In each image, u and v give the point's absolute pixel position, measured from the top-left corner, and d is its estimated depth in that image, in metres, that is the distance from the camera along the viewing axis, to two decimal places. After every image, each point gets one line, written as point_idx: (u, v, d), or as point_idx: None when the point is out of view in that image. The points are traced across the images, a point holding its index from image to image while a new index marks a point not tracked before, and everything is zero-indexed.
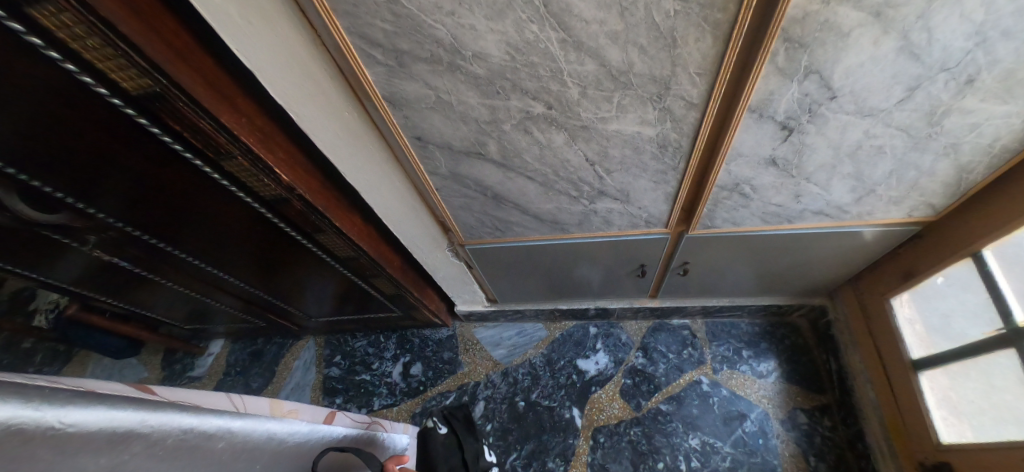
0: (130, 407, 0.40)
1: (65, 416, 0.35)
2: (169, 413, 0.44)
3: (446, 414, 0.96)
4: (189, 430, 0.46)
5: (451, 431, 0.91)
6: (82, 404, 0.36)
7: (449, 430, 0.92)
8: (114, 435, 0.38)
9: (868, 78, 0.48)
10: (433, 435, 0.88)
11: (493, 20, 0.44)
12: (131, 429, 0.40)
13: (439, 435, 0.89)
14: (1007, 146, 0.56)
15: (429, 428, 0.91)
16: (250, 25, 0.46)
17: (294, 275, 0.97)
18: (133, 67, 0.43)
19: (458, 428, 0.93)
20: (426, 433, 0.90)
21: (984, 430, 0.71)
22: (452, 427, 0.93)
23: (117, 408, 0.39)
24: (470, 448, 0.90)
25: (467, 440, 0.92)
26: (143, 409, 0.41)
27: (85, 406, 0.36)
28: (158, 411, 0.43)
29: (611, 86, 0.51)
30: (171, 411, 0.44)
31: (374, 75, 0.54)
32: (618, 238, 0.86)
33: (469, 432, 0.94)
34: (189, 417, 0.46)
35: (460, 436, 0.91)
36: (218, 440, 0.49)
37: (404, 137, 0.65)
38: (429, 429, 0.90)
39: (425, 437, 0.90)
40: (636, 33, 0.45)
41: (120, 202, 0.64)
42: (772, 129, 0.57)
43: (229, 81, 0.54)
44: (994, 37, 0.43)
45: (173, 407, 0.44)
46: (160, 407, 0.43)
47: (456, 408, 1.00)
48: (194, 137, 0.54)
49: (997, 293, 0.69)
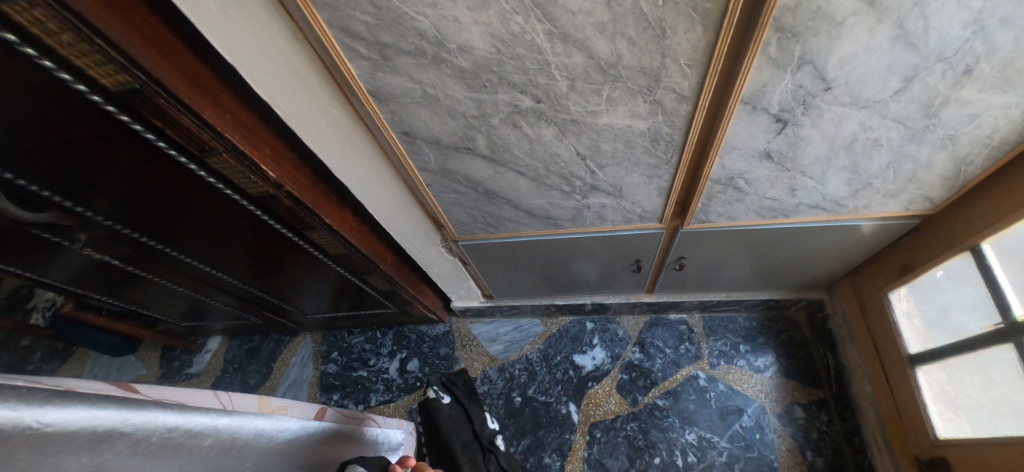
0: (111, 406, 0.40)
1: (43, 415, 0.33)
2: (151, 411, 0.43)
3: (445, 383, 0.95)
4: (174, 427, 0.45)
5: (455, 400, 0.91)
6: (61, 402, 0.35)
7: (452, 400, 0.91)
8: (96, 434, 0.38)
9: (863, 68, 0.47)
10: (438, 405, 0.88)
11: (477, 12, 0.43)
12: (114, 428, 0.39)
13: (444, 404, 0.89)
14: (1006, 137, 0.55)
15: (431, 400, 0.90)
16: (230, 19, 0.45)
17: (288, 272, 0.96)
18: (110, 63, 0.42)
19: (461, 395, 0.93)
20: (428, 404, 0.89)
21: (982, 425, 0.70)
22: (454, 396, 0.93)
23: (98, 407, 0.38)
24: (475, 413, 0.91)
25: (471, 406, 0.92)
26: (125, 408, 0.41)
27: (64, 404, 0.35)
28: (140, 409, 0.42)
29: (600, 79, 0.50)
30: (155, 409, 0.44)
31: (358, 69, 0.53)
32: (612, 233, 0.85)
33: (470, 395, 0.94)
34: (172, 415, 0.45)
35: (464, 403, 0.91)
36: (205, 438, 0.49)
37: (391, 133, 0.64)
38: (433, 399, 0.89)
39: (429, 408, 0.89)
40: (624, 24, 0.44)
41: (107, 200, 0.63)
42: (765, 122, 0.55)
43: (212, 76, 0.53)
44: (992, 25, 0.42)
45: (156, 405, 0.44)
46: (143, 405, 0.43)
47: (456, 376, 0.99)
48: (177, 134, 0.53)
49: (996, 287, 0.68)
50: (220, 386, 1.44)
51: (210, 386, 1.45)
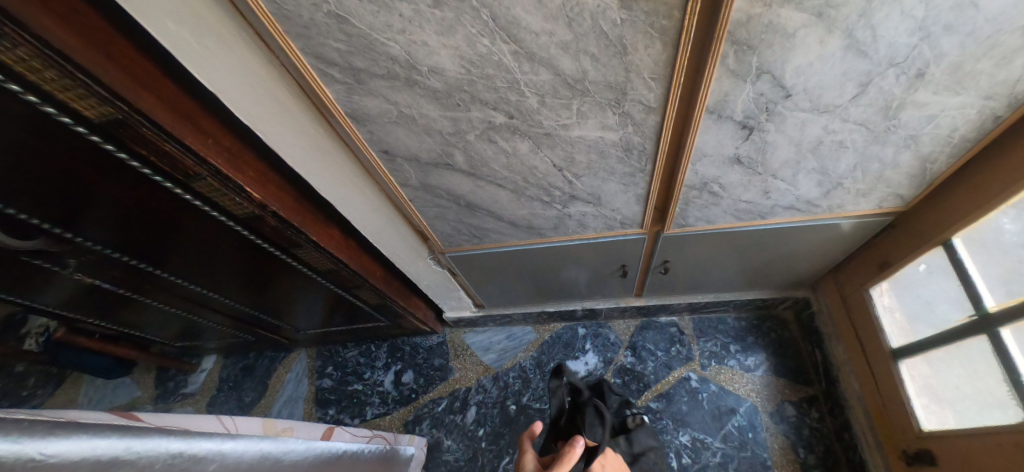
0: (114, 435, 0.42)
1: (45, 447, 0.36)
2: (156, 438, 0.46)
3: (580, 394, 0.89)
4: (178, 453, 0.48)
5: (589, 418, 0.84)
6: (63, 433, 0.38)
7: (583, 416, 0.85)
8: (99, 463, 0.40)
9: (818, 76, 0.49)
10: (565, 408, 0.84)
11: (445, 36, 0.45)
12: (117, 456, 0.42)
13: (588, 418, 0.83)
14: (965, 135, 0.57)
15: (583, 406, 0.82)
16: (207, 49, 0.47)
17: (279, 289, 0.97)
18: (93, 95, 0.44)
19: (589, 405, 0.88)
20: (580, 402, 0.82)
21: (966, 417, 0.70)
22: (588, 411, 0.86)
23: (102, 436, 0.41)
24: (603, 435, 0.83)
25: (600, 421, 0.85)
26: (129, 436, 0.43)
27: (67, 435, 0.38)
28: (144, 437, 0.45)
29: (568, 94, 0.52)
30: (157, 436, 0.46)
31: (335, 93, 0.55)
32: (596, 240, 0.86)
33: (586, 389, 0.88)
34: (176, 441, 0.48)
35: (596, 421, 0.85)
36: (210, 462, 0.51)
37: (371, 151, 0.66)
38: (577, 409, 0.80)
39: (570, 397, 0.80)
40: (586, 42, 0.45)
41: (95, 225, 0.65)
42: (732, 129, 0.57)
43: (193, 104, 0.55)
44: (937, 32, 0.44)
45: (159, 431, 0.46)
46: (147, 433, 0.45)
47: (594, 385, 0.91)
48: (161, 160, 0.54)
49: (969, 280, 0.69)
50: (215, 405, 1.44)
51: (206, 405, 1.46)
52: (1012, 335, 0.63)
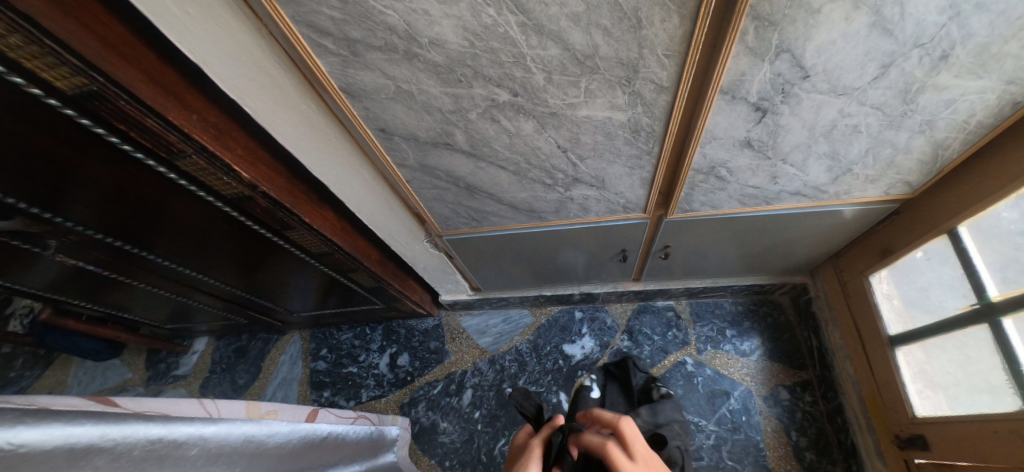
0: (89, 422, 0.42)
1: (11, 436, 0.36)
2: (133, 425, 0.46)
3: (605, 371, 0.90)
4: (156, 440, 0.48)
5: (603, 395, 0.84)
6: (32, 421, 0.37)
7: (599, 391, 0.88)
8: (73, 451, 0.40)
9: (840, 55, 0.47)
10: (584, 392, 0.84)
11: (447, 5, 0.42)
12: (92, 444, 0.42)
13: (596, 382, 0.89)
14: (982, 122, 0.55)
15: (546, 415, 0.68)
16: (187, 15, 0.43)
17: (273, 272, 0.95)
18: (64, 65, 0.40)
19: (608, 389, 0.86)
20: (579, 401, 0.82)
21: (958, 401, 0.71)
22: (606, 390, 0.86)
23: (76, 424, 0.41)
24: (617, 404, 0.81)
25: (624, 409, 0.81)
26: (105, 423, 0.43)
27: (36, 423, 0.38)
28: (120, 424, 0.45)
29: (577, 71, 0.49)
30: (135, 422, 0.46)
31: (328, 65, 0.51)
32: (597, 224, 0.85)
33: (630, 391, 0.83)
34: (155, 427, 0.48)
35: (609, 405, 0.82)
36: (191, 447, 0.53)
37: (367, 129, 0.63)
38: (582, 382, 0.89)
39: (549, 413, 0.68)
40: (599, 14, 0.42)
41: (75, 205, 0.61)
42: (745, 111, 0.55)
43: (174, 75, 0.51)
44: (968, 10, 0.41)
45: (137, 418, 0.47)
46: (123, 420, 0.45)
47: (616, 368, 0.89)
48: (142, 136, 0.50)
49: (971, 268, 0.69)
50: (208, 387, 1.44)
51: (199, 386, 1.45)
52: (1014, 324, 0.63)
